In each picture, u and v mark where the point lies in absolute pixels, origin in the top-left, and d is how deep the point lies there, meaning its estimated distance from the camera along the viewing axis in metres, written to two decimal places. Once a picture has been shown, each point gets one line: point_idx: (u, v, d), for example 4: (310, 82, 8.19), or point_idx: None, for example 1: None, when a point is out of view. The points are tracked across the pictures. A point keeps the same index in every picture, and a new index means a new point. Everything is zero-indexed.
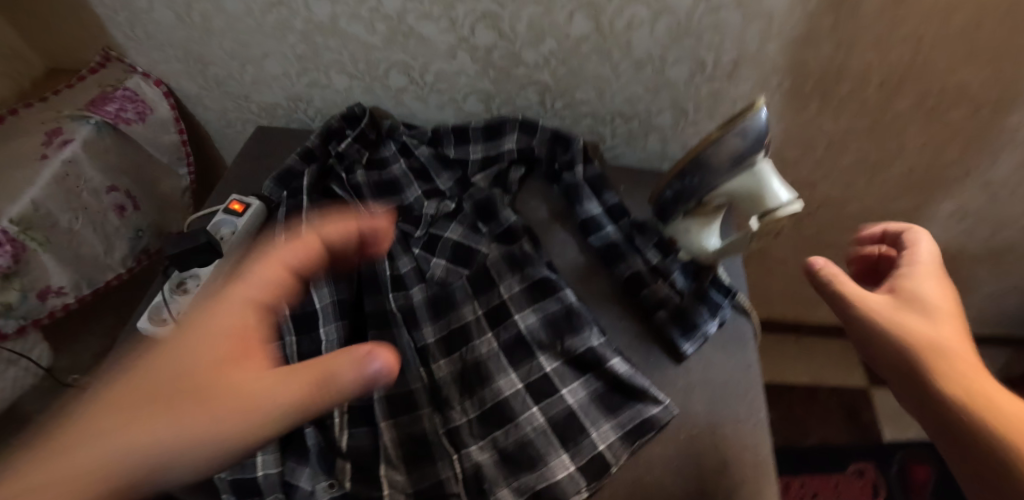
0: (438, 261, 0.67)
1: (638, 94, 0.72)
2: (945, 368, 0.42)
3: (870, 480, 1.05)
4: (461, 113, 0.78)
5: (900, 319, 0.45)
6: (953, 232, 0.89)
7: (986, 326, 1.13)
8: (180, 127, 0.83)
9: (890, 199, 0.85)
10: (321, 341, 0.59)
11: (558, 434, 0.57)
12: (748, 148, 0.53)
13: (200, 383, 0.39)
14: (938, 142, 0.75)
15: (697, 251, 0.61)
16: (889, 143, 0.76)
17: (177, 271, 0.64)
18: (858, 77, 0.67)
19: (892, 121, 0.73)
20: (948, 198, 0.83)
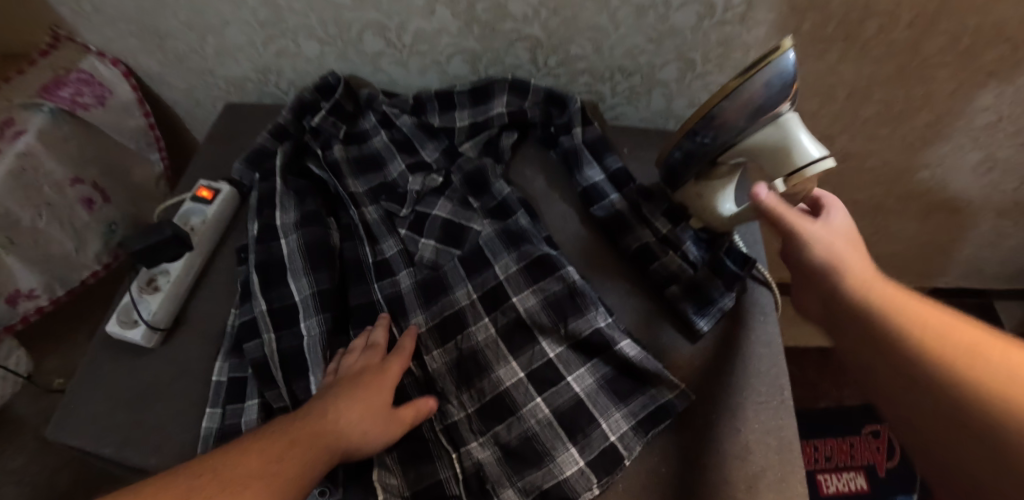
0: (427, 243, 0.61)
1: (639, 45, 0.64)
2: (868, 289, 0.40)
3: (886, 439, 1.01)
4: (445, 77, 0.71)
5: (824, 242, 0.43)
6: (978, 185, 0.81)
7: (1010, 281, 1.06)
8: (146, 108, 0.76)
9: (915, 150, 0.77)
10: (302, 336, 0.54)
11: (566, 426, 0.52)
12: (769, 100, 0.46)
13: (371, 400, 0.47)
14: (973, 86, 0.66)
15: (709, 215, 0.55)
16: (917, 89, 0.68)
17: (145, 268, 0.59)
18: (887, 14, 0.59)
19: (921, 65, 0.64)
20: (977, 148, 0.75)
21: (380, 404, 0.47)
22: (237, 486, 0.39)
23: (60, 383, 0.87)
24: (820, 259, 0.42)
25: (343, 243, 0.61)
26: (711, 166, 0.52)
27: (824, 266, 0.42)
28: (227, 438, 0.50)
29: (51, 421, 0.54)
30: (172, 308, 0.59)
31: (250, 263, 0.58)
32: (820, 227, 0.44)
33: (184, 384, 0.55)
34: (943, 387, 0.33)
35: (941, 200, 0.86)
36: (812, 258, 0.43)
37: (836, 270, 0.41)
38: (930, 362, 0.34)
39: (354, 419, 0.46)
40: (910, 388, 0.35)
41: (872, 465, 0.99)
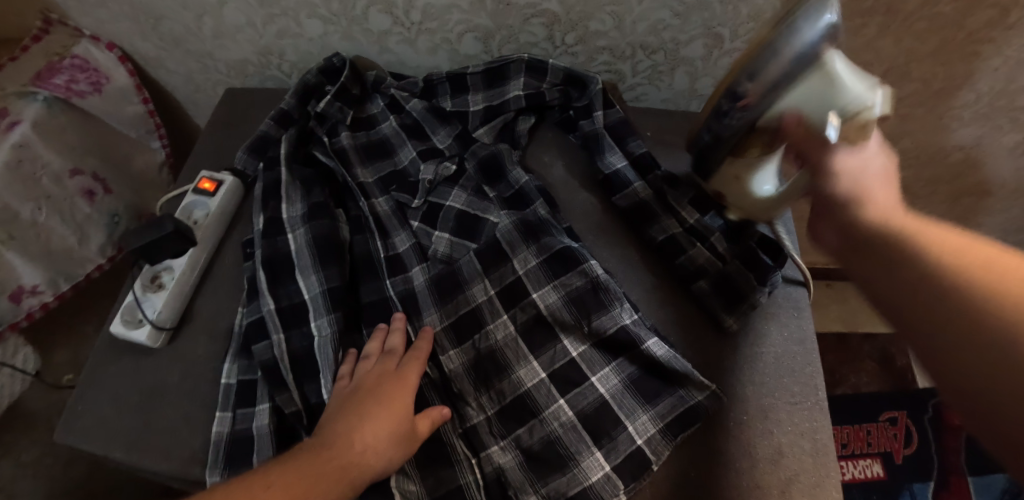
0: (440, 235, 0.57)
1: (664, 20, 0.60)
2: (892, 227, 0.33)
3: (904, 426, 0.98)
4: (456, 57, 0.67)
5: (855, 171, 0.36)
6: (1015, 168, 0.77)
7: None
8: (144, 94, 0.74)
9: (951, 131, 0.73)
10: (313, 337, 0.52)
11: (590, 430, 0.49)
12: (799, 61, 0.37)
13: (388, 417, 0.45)
14: (1017, 65, 0.62)
15: (747, 200, 0.49)
16: (959, 67, 0.63)
17: (148, 264, 0.57)
18: None
19: (967, 41, 0.59)
20: (1018, 129, 0.71)
21: (399, 420, 0.45)
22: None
23: (69, 379, 0.86)
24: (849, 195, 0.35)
25: (353, 236, 0.58)
26: (751, 137, 0.42)
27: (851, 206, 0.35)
28: (238, 443, 0.49)
29: (60, 424, 0.53)
30: (177, 305, 0.56)
31: (256, 259, 0.56)
32: (852, 153, 0.37)
33: (190, 386, 0.53)
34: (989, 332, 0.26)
35: (974, 183, 0.81)
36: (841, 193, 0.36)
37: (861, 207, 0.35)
38: (971, 298, 0.27)
39: (373, 440, 0.44)
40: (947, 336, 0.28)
41: (889, 453, 0.97)
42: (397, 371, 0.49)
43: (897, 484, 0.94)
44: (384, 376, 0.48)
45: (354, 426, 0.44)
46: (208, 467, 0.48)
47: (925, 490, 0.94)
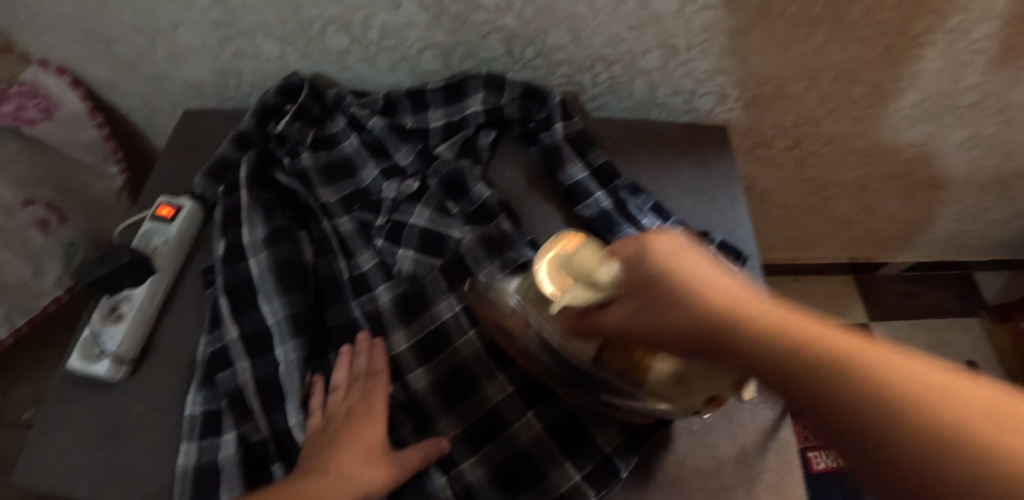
0: (405, 253, 0.57)
1: (619, 33, 0.61)
2: (762, 327, 0.28)
3: None
4: (417, 73, 0.67)
5: (678, 270, 0.33)
6: (959, 163, 0.80)
7: (991, 253, 1.05)
8: (99, 118, 0.71)
9: (899, 130, 0.75)
10: (278, 363, 0.51)
11: (559, 442, 0.50)
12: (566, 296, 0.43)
13: (367, 446, 0.46)
14: (956, 67, 0.64)
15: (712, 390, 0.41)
16: (902, 71, 0.65)
17: (107, 295, 0.56)
18: None
19: (908, 46, 0.62)
20: (961, 127, 0.74)
21: (372, 447, 0.47)
22: None
23: (27, 418, 0.82)
24: (669, 323, 0.33)
25: (317, 258, 0.58)
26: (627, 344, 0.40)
27: (700, 326, 0.31)
28: (204, 476, 0.48)
29: (19, 464, 0.51)
30: (138, 336, 0.55)
31: (218, 286, 0.54)
32: (657, 298, 0.34)
33: (154, 419, 0.52)
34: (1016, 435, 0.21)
35: (921, 180, 0.84)
36: (664, 321, 0.33)
37: (705, 319, 0.31)
38: (907, 396, 0.23)
39: (358, 470, 0.45)
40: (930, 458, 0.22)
41: None
42: (363, 398, 0.49)
43: None
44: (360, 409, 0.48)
45: (330, 462, 0.45)
46: None
47: None
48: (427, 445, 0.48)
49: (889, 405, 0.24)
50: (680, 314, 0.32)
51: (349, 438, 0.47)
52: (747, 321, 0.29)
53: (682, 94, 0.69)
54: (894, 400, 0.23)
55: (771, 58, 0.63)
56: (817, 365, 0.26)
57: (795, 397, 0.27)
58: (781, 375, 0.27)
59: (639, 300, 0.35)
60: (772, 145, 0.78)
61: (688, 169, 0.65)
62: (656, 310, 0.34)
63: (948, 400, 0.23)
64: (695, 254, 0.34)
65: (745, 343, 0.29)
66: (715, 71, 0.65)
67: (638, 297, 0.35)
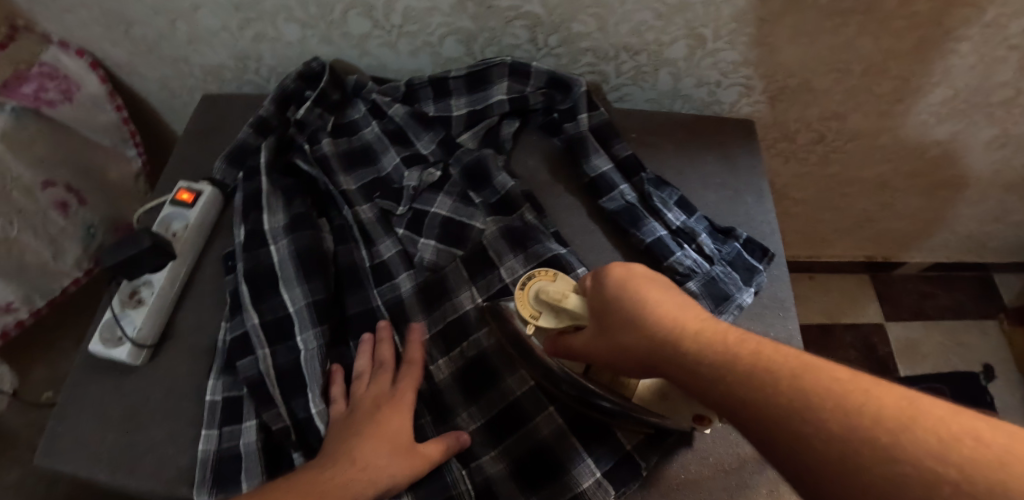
0: (426, 243, 0.56)
1: (646, 22, 0.59)
2: (704, 341, 0.32)
3: None
4: (438, 59, 0.66)
5: (643, 298, 0.37)
6: (987, 161, 0.79)
7: (1012, 254, 1.03)
8: (118, 101, 0.72)
9: (927, 126, 0.73)
10: (299, 350, 0.51)
11: (580, 437, 0.49)
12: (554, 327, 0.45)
13: (392, 437, 0.46)
14: (991, 62, 0.63)
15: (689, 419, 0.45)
16: (935, 65, 0.64)
17: (127, 279, 0.55)
18: None
19: (943, 39, 0.60)
20: (991, 124, 0.72)
21: (398, 438, 0.46)
22: None
23: (49, 397, 0.78)
24: (631, 339, 0.36)
25: (337, 246, 0.57)
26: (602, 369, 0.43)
27: (656, 340, 0.34)
28: (226, 462, 0.48)
29: (40, 448, 0.51)
30: (158, 321, 0.55)
31: (238, 272, 0.54)
32: (619, 321, 0.37)
33: (174, 404, 0.52)
34: (916, 419, 0.24)
35: (946, 178, 0.83)
36: (626, 338, 0.36)
37: (662, 336, 0.34)
38: (829, 392, 0.26)
39: (382, 461, 0.44)
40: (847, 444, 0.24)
41: None
42: (388, 389, 0.49)
43: None
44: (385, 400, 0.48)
45: (355, 451, 0.44)
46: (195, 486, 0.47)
47: None
48: (451, 438, 0.47)
49: (815, 400, 0.26)
50: (638, 337, 0.35)
51: (375, 427, 0.46)
52: (697, 338, 0.33)
53: (707, 86, 0.67)
54: (816, 395, 0.26)
55: (801, 50, 0.62)
56: (754, 371, 0.29)
57: (732, 403, 0.29)
58: (724, 384, 0.29)
59: (603, 319, 0.39)
60: (796, 140, 0.76)
61: (711, 162, 0.64)
62: (620, 328, 0.37)
63: (864, 394, 0.25)
64: (659, 284, 0.38)
65: (694, 356, 0.32)
66: (742, 62, 0.64)
67: (602, 319, 0.39)
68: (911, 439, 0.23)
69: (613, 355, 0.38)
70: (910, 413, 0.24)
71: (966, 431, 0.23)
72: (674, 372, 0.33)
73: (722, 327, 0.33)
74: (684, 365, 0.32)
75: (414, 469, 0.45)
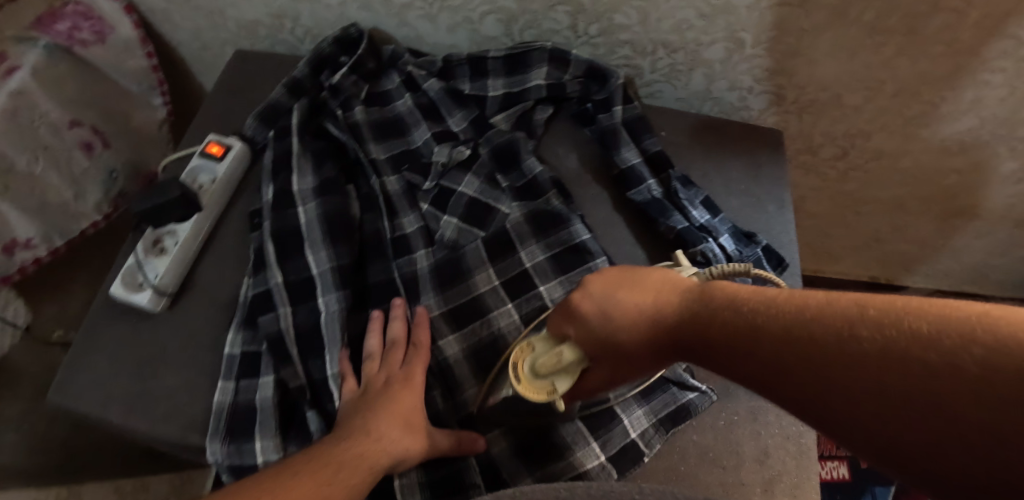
0: (449, 220, 0.57)
1: (688, 20, 0.60)
2: (704, 298, 0.35)
3: None
4: (476, 37, 0.66)
5: (622, 293, 0.39)
6: (1004, 195, 0.79)
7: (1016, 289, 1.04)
8: (149, 48, 0.71)
9: (950, 153, 0.74)
10: (320, 312, 0.51)
11: (588, 421, 0.50)
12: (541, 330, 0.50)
13: (403, 414, 0.46)
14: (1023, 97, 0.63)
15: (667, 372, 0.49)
16: (967, 94, 0.64)
17: (151, 228, 0.54)
18: (954, 10, 0.55)
19: (979, 68, 0.60)
20: (1013, 158, 0.72)
21: (411, 416, 0.47)
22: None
23: (60, 335, 0.75)
24: (646, 318, 0.37)
25: (363, 214, 0.57)
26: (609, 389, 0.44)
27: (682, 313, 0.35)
28: (241, 414, 0.48)
29: (53, 384, 0.51)
30: (180, 270, 0.54)
31: (265, 230, 0.54)
32: (591, 339, 0.40)
33: (188, 355, 0.52)
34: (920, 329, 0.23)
35: (958, 208, 0.84)
36: (638, 320, 0.38)
37: (656, 309, 0.37)
38: (832, 330, 0.26)
39: (395, 437, 0.45)
40: (873, 382, 0.23)
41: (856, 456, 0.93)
42: (400, 368, 0.49)
43: (859, 485, 0.91)
44: (398, 379, 0.48)
45: (371, 426, 0.45)
46: (208, 435, 0.48)
47: (887, 494, 0.90)
48: (459, 434, 0.49)
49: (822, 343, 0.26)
50: (631, 315, 0.38)
51: (387, 405, 0.46)
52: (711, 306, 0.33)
53: (740, 91, 0.68)
54: (826, 332, 0.26)
55: (838, 64, 0.62)
56: (739, 318, 0.31)
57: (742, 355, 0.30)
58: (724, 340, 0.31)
59: (596, 327, 0.39)
60: (819, 153, 0.77)
61: (738, 168, 0.65)
62: (619, 334, 0.38)
63: (861, 316, 0.25)
64: (636, 279, 0.40)
65: (709, 320, 0.33)
66: (778, 70, 0.64)
67: (596, 353, 0.40)
68: (904, 356, 0.23)
69: (618, 356, 0.39)
70: (888, 318, 0.24)
71: (973, 320, 0.22)
72: (687, 335, 0.34)
73: (722, 286, 0.35)
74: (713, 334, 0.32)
75: (424, 450, 0.46)
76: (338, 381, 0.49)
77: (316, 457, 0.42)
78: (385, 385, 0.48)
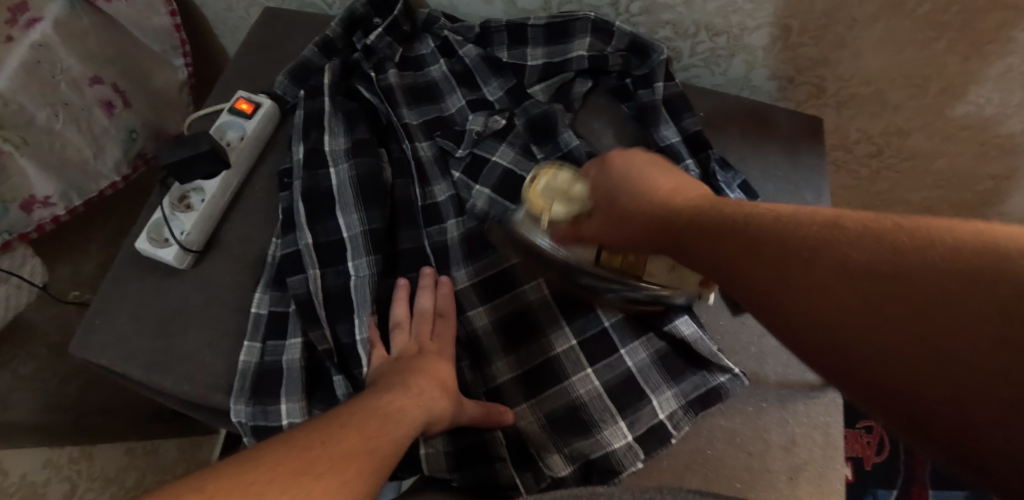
0: (481, 190, 0.55)
1: (735, 3, 0.58)
2: (693, 208, 0.36)
3: (878, 434, 0.93)
4: (513, 10, 0.64)
5: (639, 174, 0.43)
6: None
7: None
8: (173, 7, 0.70)
9: (986, 158, 0.70)
10: (350, 276, 0.50)
11: (616, 400, 0.49)
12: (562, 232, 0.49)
13: (438, 378, 0.45)
14: None
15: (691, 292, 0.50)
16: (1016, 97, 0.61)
17: (178, 183, 0.53)
18: (1013, 7, 0.52)
19: None
20: None
21: (446, 382, 0.46)
22: (351, 448, 0.35)
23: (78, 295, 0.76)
24: (660, 208, 0.39)
25: (395, 179, 0.56)
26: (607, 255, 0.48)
27: (694, 214, 0.36)
28: (268, 377, 0.48)
29: (74, 338, 0.50)
30: (206, 228, 0.53)
31: (295, 191, 0.53)
32: (601, 181, 0.46)
33: (212, 316, 0.51)
34: (919, 242, 0.23)
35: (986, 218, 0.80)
36: (652, 208, 0.39)
37: (660, 196, 0.40)
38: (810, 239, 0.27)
39: (432, 397, 0.44)
40: (859, 293, 0.24)
41: (859, 458, 0.93)
42: (431, 338, 0.49)
43: (861, 487, 0.91)
44: (430, 346, 0.48)
45: (410, 382, 0.44)
46: (233, 396, 0.47)
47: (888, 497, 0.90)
48: (486, 405, 0.48)
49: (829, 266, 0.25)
50: (644, 198, 0.41)
51: (422, 368, 0.45)
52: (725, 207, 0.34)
53: (779, 79, 0.66)
54: (817, 242, 0.26)
55: (882, 56, 0.60)
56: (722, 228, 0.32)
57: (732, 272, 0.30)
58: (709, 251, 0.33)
59: (618, 197, 0.43)
60: (852, 150, 0.75)
61: (775, 158, 0.64)
62: (631, 198, 0.42)
63: (870, 227, 0.25)
64: (659, 165, 0.44)
65: (728, 227, 0.32)
66: (821, 60, 0.62)
67: (604, 203, 0.45)
68: (873, 260, 0.24)
69: (619, 217, 0.42)
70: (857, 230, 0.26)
71: (959, 235, 0.22)
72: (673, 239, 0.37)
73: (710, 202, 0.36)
74: (714, 236, 0.33)
75: (454, 416, 0.45)
76: (367, 348, 0.48)
77: (362, 408, 0.39)
78: (418, 352, 0.47)
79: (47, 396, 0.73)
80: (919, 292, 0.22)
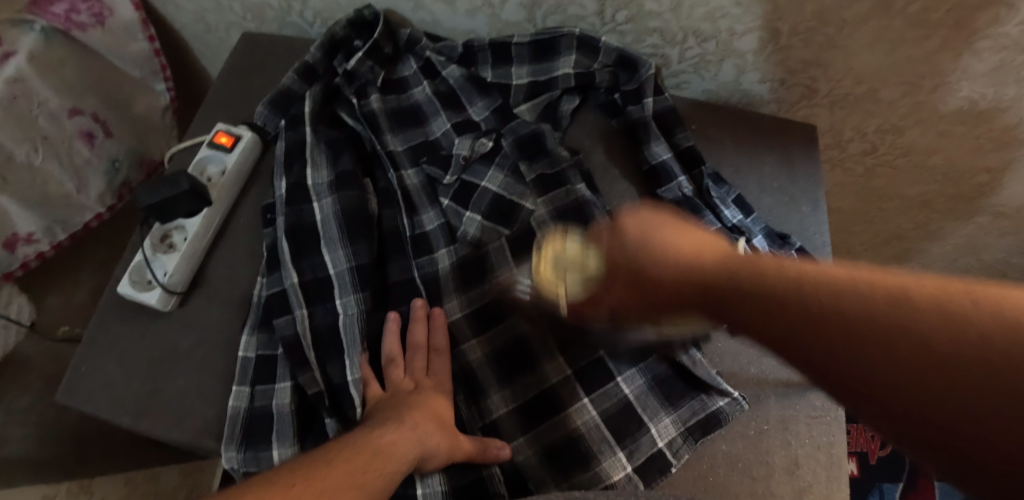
0: (471, 217, 0.54)
1: (723, 7, 0.56)
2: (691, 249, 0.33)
3: None
4: (496, 22, 0.62)
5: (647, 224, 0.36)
6: None
7: None
8: (151, 31, 0.67)
9: (982, 152, 0.67)
10: (338, 314, 0.49)
11: (614, 430, 0.48)
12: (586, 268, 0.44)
13: (432, 413, 0.44)
14: None
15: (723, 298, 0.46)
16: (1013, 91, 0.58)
17: (159, 223, 0.52)
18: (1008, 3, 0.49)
19: None
20: None
21: (441, 417, 0.45)
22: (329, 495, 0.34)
23: (66, 330, 0.74)
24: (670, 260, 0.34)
25: (381, 209, 0.55)
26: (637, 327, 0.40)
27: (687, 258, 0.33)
28: (258, 421, 0.47)
29: (60, 387, 0.49)
30: (190, 267, 0.52)
31: (278, 227, 0.52)
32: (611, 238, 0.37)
33: (199, 357, 0.50)
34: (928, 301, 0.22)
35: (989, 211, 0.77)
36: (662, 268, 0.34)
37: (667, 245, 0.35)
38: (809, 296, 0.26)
39: (425, 433, 0.43)
40: (881, 350, 0.22)
41: (864, 453, 0.92)
42: (426, 374, 0.48)
43: (867, 482, 0.90)
44: (424, 381, 0.47)
45: (404, 416, 0.43)
46: (222, 442, 0.46)
47: (894, 491, 0.90)
48: (483, 440, 0.47)
49: (838, 320, 0.24)
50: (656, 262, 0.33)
51: (415, 404, 0.44)
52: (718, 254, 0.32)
53: (770, 83, 0.63)
54: (821, 296, 0.25)
55: (876, 57, 0.58)
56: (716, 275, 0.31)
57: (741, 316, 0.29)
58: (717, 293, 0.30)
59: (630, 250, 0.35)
60: (848, 149, 0.71)
61: (771, 166, 0.62)
62: (634, 246, 0.35)
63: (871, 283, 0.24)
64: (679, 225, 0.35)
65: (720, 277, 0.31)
66: (813, 62, 0.60)
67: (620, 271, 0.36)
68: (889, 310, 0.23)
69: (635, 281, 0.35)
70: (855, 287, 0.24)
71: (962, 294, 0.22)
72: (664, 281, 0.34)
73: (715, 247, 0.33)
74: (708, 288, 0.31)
75: (450, 454, 0.44)
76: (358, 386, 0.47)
77: (350, 448, 0.38)
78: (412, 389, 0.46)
79: (44, 425, 0.73)
80: (938, 333, 0.21)
